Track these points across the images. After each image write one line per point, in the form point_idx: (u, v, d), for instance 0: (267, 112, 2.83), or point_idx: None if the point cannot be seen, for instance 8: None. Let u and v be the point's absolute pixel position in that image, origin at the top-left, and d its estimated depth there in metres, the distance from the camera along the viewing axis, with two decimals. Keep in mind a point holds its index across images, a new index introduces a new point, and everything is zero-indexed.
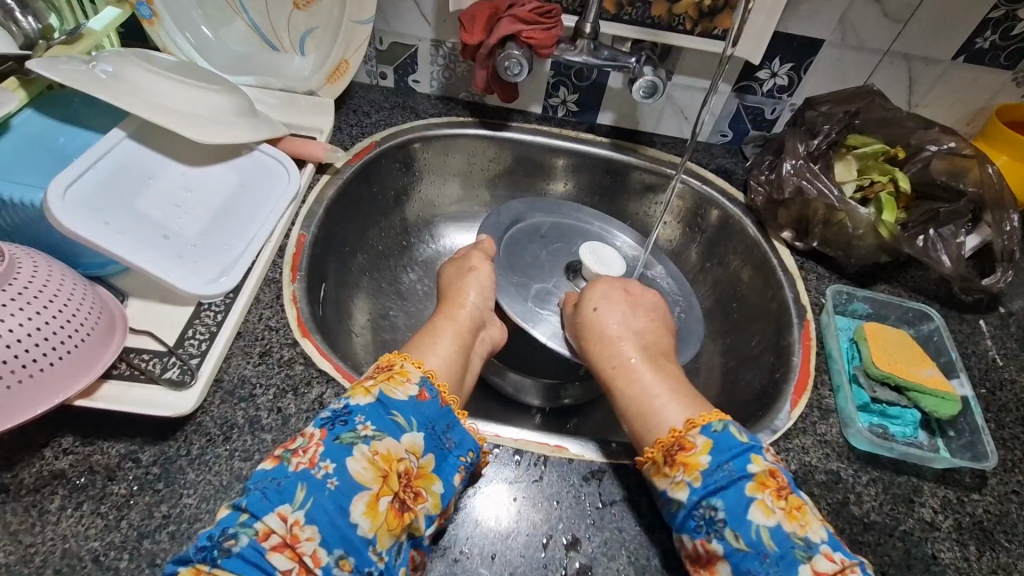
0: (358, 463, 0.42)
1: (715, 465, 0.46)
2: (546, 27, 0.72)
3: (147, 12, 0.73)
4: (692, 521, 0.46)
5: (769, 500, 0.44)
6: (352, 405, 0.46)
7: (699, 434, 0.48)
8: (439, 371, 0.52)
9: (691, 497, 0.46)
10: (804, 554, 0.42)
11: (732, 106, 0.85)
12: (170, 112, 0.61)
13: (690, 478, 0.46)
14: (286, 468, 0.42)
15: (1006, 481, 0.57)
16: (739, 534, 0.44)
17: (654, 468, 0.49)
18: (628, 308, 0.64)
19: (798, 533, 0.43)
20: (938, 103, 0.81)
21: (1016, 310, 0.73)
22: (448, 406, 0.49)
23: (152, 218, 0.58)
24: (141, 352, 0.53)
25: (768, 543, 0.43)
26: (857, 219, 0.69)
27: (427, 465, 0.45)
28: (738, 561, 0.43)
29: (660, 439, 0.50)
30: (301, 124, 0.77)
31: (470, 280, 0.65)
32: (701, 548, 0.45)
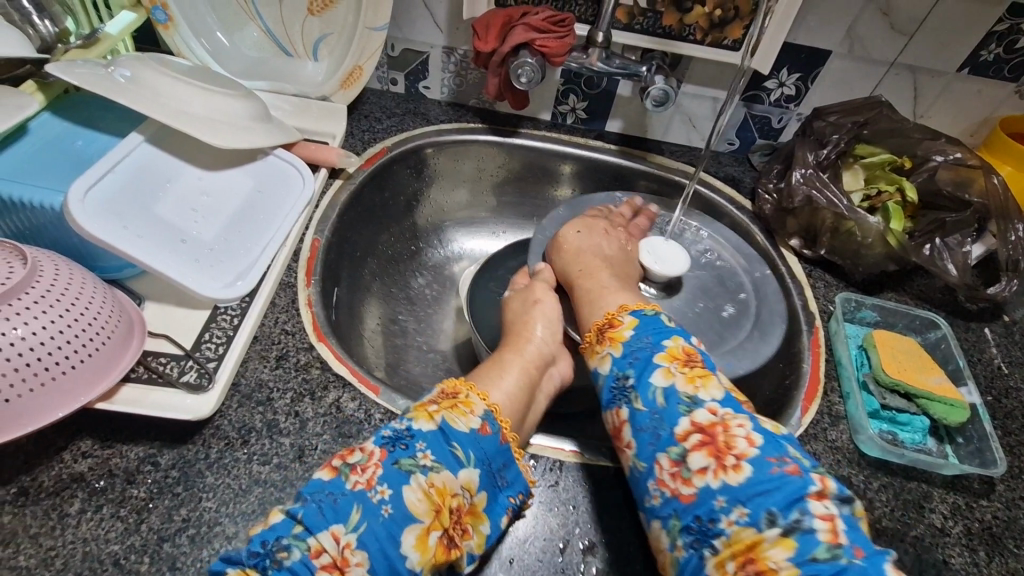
0: (413, 494, 0.43)
1: (633, 339, 0.54)
2: (559, 35, 0.72)
3: (162, 16, 0.74)
4: (609, 390, 0.53)
5: (673, 367, 0.50)
6: (415, 429, 0.46)
7: (627, 315, 0.56)
8: (504, 407, 0.51)
9: (611, 367, 0.54)
10: (688, 408, 0.48)
11: (740, 115, 0.86)
12: (188, 116, 0.62)
13: (612, 350, 0.54)
14: (343, 485, 0.43)
15: (1014, 488, 0.57)
16: (639, 395, 0.50)
17: (590, 348, 0.57)
18: (605, 240, 0.70)
19: (689, 393, 0.49)
20: (942, 114, 0.82)
21: (1020, 319, 0.74)
22: (508, 444, 0.48)
23: (170, 222, 0.58)
24: (158, 355, 0.53)
25: (659, 400, 0.49)
26: (866, 227, 0.70)
27: (479, 503, 0.45)
28: (635, 418, 0.50)
29: (597, 323, 0.58)
30: (313, 129, 0.78)
31: (536, 313, 0.63)
32: (614, 415, 0.52)
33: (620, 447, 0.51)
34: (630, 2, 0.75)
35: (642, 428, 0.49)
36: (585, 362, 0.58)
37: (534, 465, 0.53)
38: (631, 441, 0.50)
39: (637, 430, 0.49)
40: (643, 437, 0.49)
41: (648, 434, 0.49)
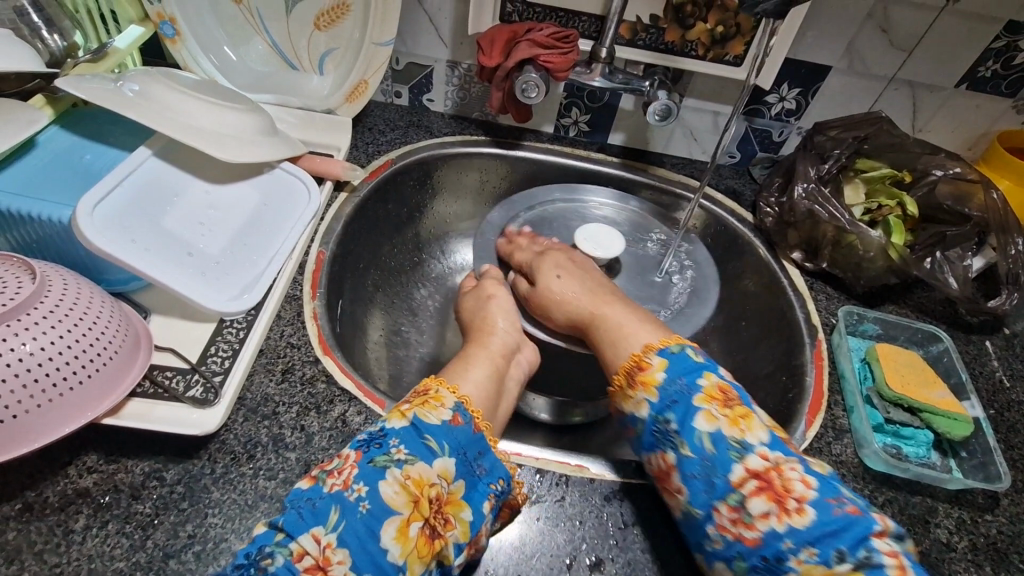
0: (389, 488, 0.42)
1: (668, 381, 0.53)
2: (563, 52, 0.73)
3: (170, 31, 0.75)
4: (651, 436, 0.52)
5: (714, 409, 0.50)
6: (388, 428, 0.46)
7: (655, 355, 0.55)
8: (475, 399, 0.52)
9: (650, 412, 0.53)
10: (738, 454, 0.48)
11: (741, 129, 0.87)
12: (195, 130, 0.62)
13: (647, 394, 0.53)
14: (321, 489, 0.42)
15: (1018, 502, 0.58)
16: (686, 441, 0.49)
17: (621, 391, 0.56)
18: (582, 272, 0.68)
19: (736, 437, 0.48)
20: (941, 129, 0.83)
21: (1020, 332, 0.74)
22: (481, 432, 0.48)
23: (177, 235, 0.58)
24: (164, 369, 0.54)
25: (709, 447, 0.48)
26: (867, 241, 0.70)
27: (457, 491, 0.45)
28: (685, 466, 0.49)
29: (623, 366, 0.57)
30: (318, 142, 0.78)
31: (494, 309, 0.64)
32: (661, 461, 0.51)
33: (670, 492, 0.50)
34: (633, 18, 0.76)
35: (695, 476, 0.48)
36: (615, 404, 0.57)
37: (540, 479, 0.53)
38: (684, 488, 0.49)
39: (689, 477, 0.49)
40: (697, 484, 0.48)
41: (702, 482, 0.48)
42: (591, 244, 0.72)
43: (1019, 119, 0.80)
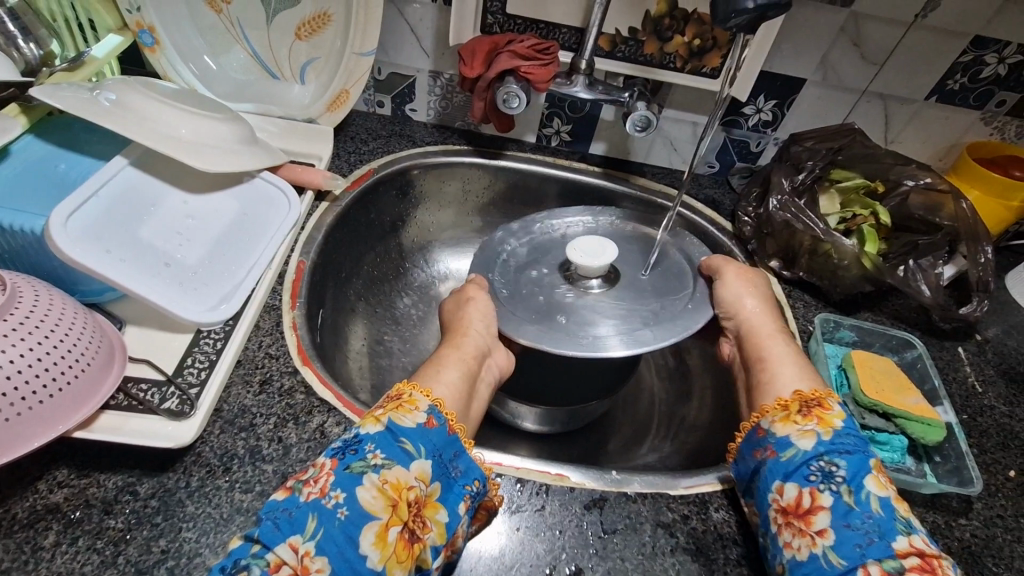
0: (367, 493, 0.42)
1: (846, 431, 0.49)
2: (543, 63, 0.74)
3: (149, 40, 0.74)
4: (805, 470, 0.48)
5: (882, 478, 0.47)
6: (362, 434, 0.46)
7: (836, 402, 0.52)
8: (448, 402, 0.51)
9: (815, 448, 0.49)
10: (904, 528, 0.44)
11: (719, 139, 0.88)
12: (174, 140, 0.62)
13: (820, 431, 0.50)
14: (296, 499, 0.42)
15: (991, 506, 0.59)
16: (852, 491, 0.46)
17: (782, 416, 0.52)
18: (772, 308, 0.65)
19: (902, 514, 0.45)
20: (913, 140, 0.85)
21: (991, 338, 0.76)
22: (456, 435, 0.48)
23: (153, 246, 0.58)
24: (139, 381, 0.53)
25: (874, 507, 0.45)
26: (842, 250, 0.71)
27: (434, 493, 0.45)
28: (841, 513, 0.45)
29: (796, 394, 0.54)
30: (299, 150, 0.79)
31: (471, 310, 0.62)
32: (806, 498, 0.47)
33: (802, 531, 0.45)
34: (612, 30, 0.77)
35: (852, 527, 0.44)
36: (761, 425, 0.53)
37: (520, 489, 0.53)
38: (829, 534, 0.44)
39: (842, 526, 0.44)
40: (849, 536, 0.44)
41: (857, 535, 0.43)
42: (574, 251, 0.64)
43: (987, 131, 0.82)
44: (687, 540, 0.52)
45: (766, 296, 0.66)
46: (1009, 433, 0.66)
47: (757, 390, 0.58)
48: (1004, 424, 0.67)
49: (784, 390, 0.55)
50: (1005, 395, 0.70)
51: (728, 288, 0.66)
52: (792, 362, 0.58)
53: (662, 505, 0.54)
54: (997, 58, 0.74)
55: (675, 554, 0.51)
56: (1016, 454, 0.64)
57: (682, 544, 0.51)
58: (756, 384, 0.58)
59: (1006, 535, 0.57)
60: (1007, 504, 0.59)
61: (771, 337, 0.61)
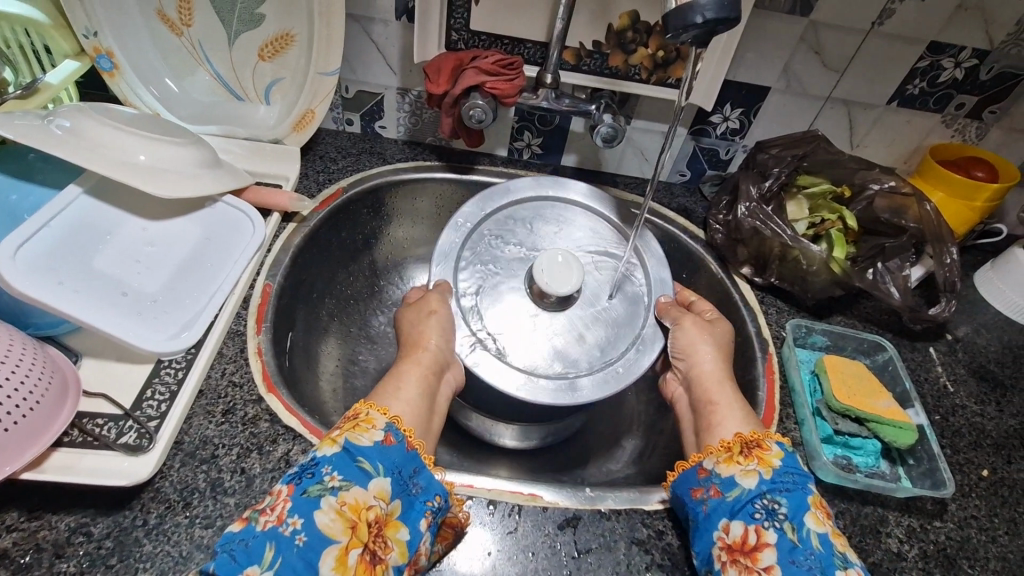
0: (325, 516, 0.41)
1: (786, 469, 0.50)
2: (508, 78, 0.74)
3: (108, 64, 0.73)
4: (750, 508, 0.48)
5: (822, 515, 0.47)
6: (319, 457, 0.45)
7: (774, 441, 0.52)
8: (405, 418, 0.51)
9: (758, 486, 0.49)
10: (842, 563, 0.44)
11: (689, 148, 0.89)
12: (131, 167, 0.61)
13: (761, 469, 0.50)
14: (253, 528, 0.41)
15: (965, 507, 0.59)
16: (795, 528, 0.46)
17: (725, 456, 0.52)
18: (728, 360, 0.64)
19: (840, 548, 0.46)
20: (878, 144, 0.86)
21: (962, 337, 0.77)
22: (415, 450, 0.47)
23: (111, 276, 0.56)
24: (95, 416, 0.51)
25: (815, 543, 0.45)
26: (810, 255, 0.72)
27: (395, 512, 0.44)
28: (786, 550, 0.45)
29: (738, 435, 0.54)
30: (266, 172, 0.78)
31: (431, 324, 0.61)
32: (752, 535, 0.47)
33: (749, 569, 0.45)
34: (576, 44, 0.77)
35: (796, 563, 0.44)
36: (704, 465, 0.53)
37: (491, 511, 0.52)
38: (775, 570, 0.44)
39: (787, 563, 0.44)
40: (795, 571, 0.44)
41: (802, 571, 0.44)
42: (545, 279, 0.64)
43: (949, 133, 0.83)
44: (662, 557, 0.51)
45: (725, 343, 0.64)
46: (981, 432, 0.66)
47: (705, 432, 0.57)
48: (976, 423, 0.67)
49: (727, 434, 0.55)
50: (977, 394, 0.70)
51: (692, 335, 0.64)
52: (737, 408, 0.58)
53: (636, 521, 0.53)
54: (953, 62, 0.76)
55: (650, 571, 0.50)
56: (989, 453, 0.64)
57: (657, 561, 0.51)
58: (703, 426, 0.58)
59: (980, 536, 0.57)
60: (981, 504, 0.59)
61: (721, 385, 0.60)
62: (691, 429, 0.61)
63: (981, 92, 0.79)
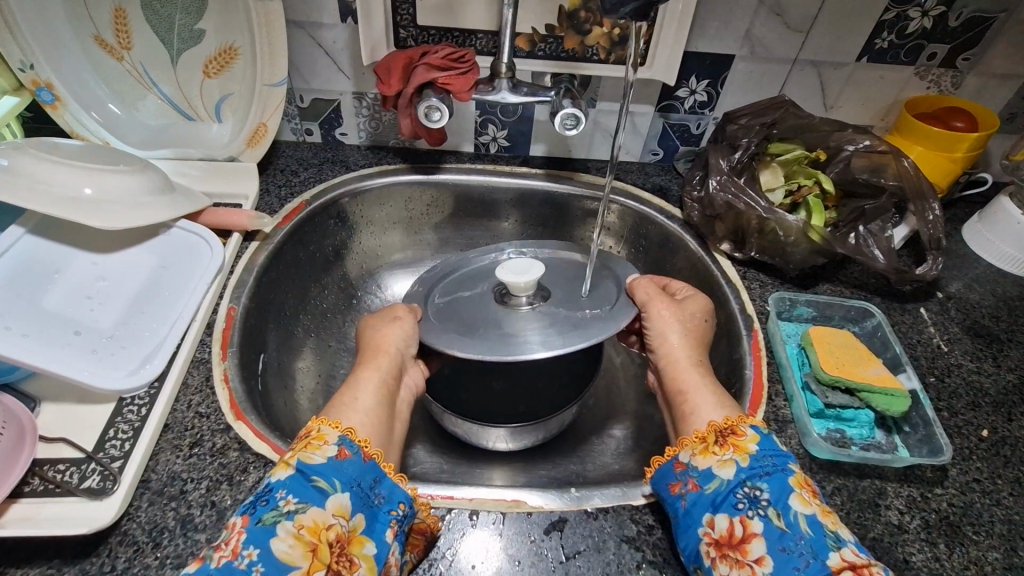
0: (283, 543, 0.39)
1: (763, 453, 0.48)
2: (462, 71, 0.71)
3: (49, 96, 0.71)
4: (732, 499, 0.46)
5: (805, 494, 0.46)
6: (273, 482, 0.43)
7: (748, 425, 0.50)
8: (363, 428, 0.49)
9: (737, 475, 0.47)
10: (835, 543, 0.42)
11: (658, 126, 0.86)
12: (72, 201, 0.59)
13: (737, 457, 0.48)
14: (207, 566, 0.38)
15: (966, 470, 0.57)
16: (779, 513, 0.44)
17: (701, 447, 0.50)
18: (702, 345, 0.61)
19: (830, 528, 0.44)
20: (851, 103, 0.83)
21: (954, 294, 0.75)
22: (372, 460, 0.46)
23: (63, 315, 0.56)
24: (56, 462, 0.50)
25: (804, 527, 0.43)
26: (787, 226, 0.69)
27: (358, 527, 0.43)
28: (776, 537, 0.43)
29: (711, 423, 0.52)
30: (224, 193, 0.75)
31: (395, 330, 0.59)
32: (738, 527, 0.45)
33: (739, 562, 0.43)
34: (529, 30, 0.74)
35: (787, 551, 0.42)
36: (680, 458, 0.50)
37: (475, 522, 0.50)
38: (766, 561, 0.43)
39: (778, 551, 0.43)
40: (787, 559, 0.42)
41: (794, 558, 0.42)
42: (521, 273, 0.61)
43: (923, 85, 0.81)
44: (653, 553, 0.49)
45: (695, 325, 0.62)
46: (978, 391, 0.64)
47: (681, 423, 0.55)
48: (973, 382, 0.65)
49: (700, 423, 0.53)
50: (972, 351, 0.68)
51: (662, 319, 0.62)
52: (712, 389, 0.56)
53: (625, 518, 0.52)
54: (920, 11, 0.73)
55: (641, 569, 0.48)
56: (988, 413, 0.62)
57: (648, 557, 0.49)
58: (679, 417, 0.56)
59: (983, 500, 0.55)
60: (982, 466, 0.57)
61: (694, 370, 0.58)
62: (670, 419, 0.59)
63: (952, 40, 0.76)
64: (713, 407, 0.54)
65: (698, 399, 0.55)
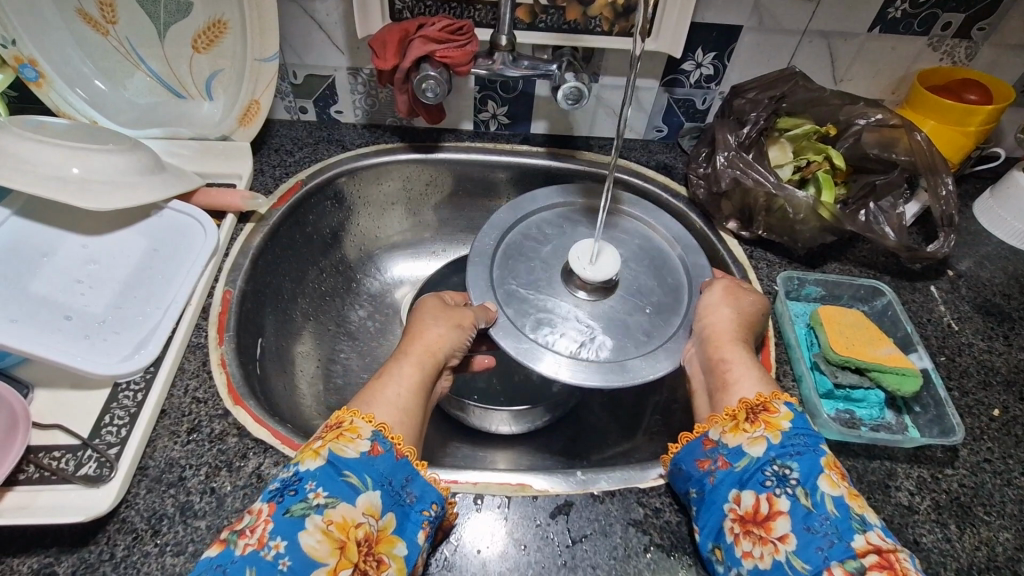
0: (311, 538, 0.38)
1: (795, 432, 0.47)
2: (459, 44, 0.68)
3: (32, 74, 0.69)
4: (760, 476, 0.45)
5: (835, 475, 0.45)
6: (301, 472, 0.42)
7: (781, 403, 0.49)
8: (396, 424, 0.47)
9: (767, 453, 0.46)
10: (861, 526, 0.42)
11: (663, 101, 0.84)
12: (57, 181, 0.57)
13: (770, 435, 0.47)
14: (231, 553, 0.38)
15: (977, 451, 0.56)
16: (808, 493, 0.43)
17: (731, 425, 0.49)
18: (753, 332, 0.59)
19: (856, 511, 0.42)
20: (862, 76, 0.81)
21: (964, 272, 0.73)
22: (405, 458, 0.45)
23: (54, 300, 0.55)
24: (50, 449, 0.49)
25: (830, 507, 0.42)
26: (795, 203, 0.67)
27: (388, 526, 0.42)
28: (801, 517, 0.42)
29: (742, 400, 0.51)
30: (216, 172, 0.74)
31: (445, 320, 0.58)
32: (764, 504, 0.44)
33: (763, 539, 0.43)
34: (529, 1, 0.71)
35: (812, 530, 0.42)
36: (709, 435, 0.49)
37: (479, 506, 0.50)
38: (790, 539, 0.42)
39: (803, 530, 0.42)
40: (811, 539, 0.41)
41: (817, 538, 0.41)
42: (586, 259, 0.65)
43: (937, 57, 0.78)
44: (660, 537, 0.49)
45: (752, 317, 0.60)
46: (989, 370, 0.63)
47: (721, 390, 0.53)
48: (984, 360, 0.64)
49: (738, 395, 0.52)
50: (983, 330, 0.67)
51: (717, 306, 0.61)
52: (752, 363, 0.55)
53: (632, 501, 0.51)
54: None
55: (649, 553, 0.48)
56: (999, 392, 0.61)
57: (656, 541, 0.49)
58: (717, 384, 0.54)
59: (994, 480, 0.54)
60: (993, 446, 0.57)
61: (736, 348, 0.56)
62: (703, 392, 0.57)
63: (967, 9, 0.73)
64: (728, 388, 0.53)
65: (741, 372, 0.54)
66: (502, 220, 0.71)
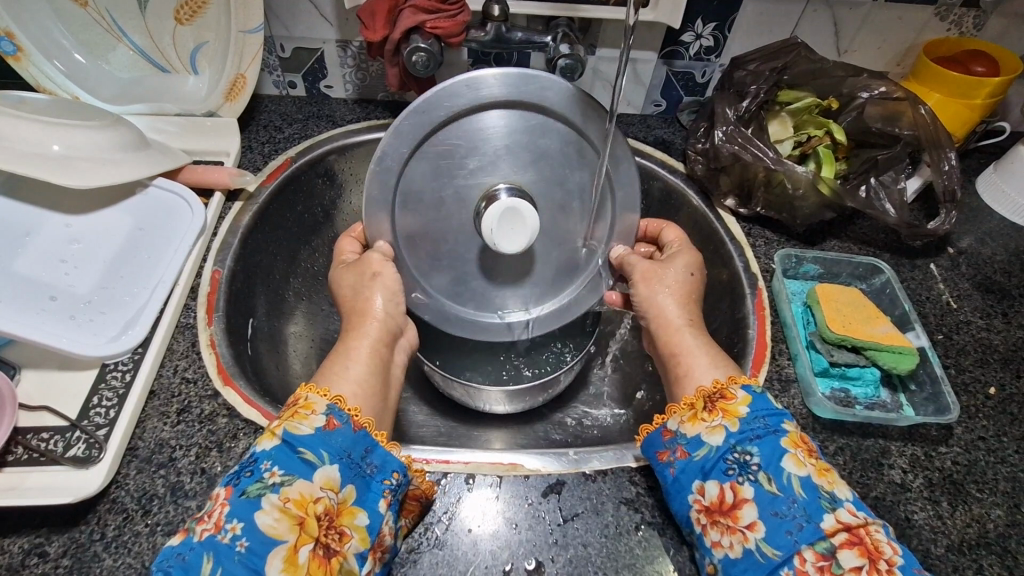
0: (268, 517, 0.38)
1: (754, 415, 0.46)
2: (451, 14, 0.66)
3: (9, 47, 0.66)
4: (722, 465, 0.45)
5: (800, 454, 0.44)
6: (258, 452, 0.42)
7: (739, 387, 0.48)
8: (352, 397, 0.46)
9: (726, 441, 0.45)
10: (829, 505, 0.41)
11: (661, 74, 0.81)
12: (40, 159, 0.56)
13: (727, 423, 0.46)
14: (191, 540, 0.38)
15: (972, 428, 0.56)
16: (771, 478, 0.43)
17: (689, 415, 0.48)
18: (693, 299, 0.58)
19: (826, 488, 0.42)
20: (865, 47, 0.79)
21: (965, 249, 0.72)
22: (362, 429, 0.44)
23: (38, 280, 0.55)
24: (39, 431, 0.48)
25: (797, 490, 0.42)
26: (795, 178, 0.66)
27: (349, 498, 0.41)
28: (767, 502, 0.42)
29: (700, 389, 0.49)
30: (203, 150, 0.72)
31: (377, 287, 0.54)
32: (729, 493, 0.43)
33: (731, 528, 0.42)
34: None
35: (779, 515, 0.41)
36: (668, 426, 0.48)
37: (471, 485, 0.50)
38: (758, 526, 0.42)
39: (770, 515, 0.42)
40: (778, 523, 0.41)
41: (786, 522, 0.41)
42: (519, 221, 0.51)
43: (944, 27, 0.76)
44: (651, 515, 0.49)
45: (681, 282, 0.58)
46: (986, 347, 0.62)
47: (675, 384, 0.53)
48: (982, 339, 0.63)
49: (692, 388, 0.51)
50: (982, 308, 0.66)
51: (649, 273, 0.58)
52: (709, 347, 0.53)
53: (623, 480, 0.51)
54: None
55: (640, 530, 0.48)
56: (996, 369, 0.61)
57: (647, 519, 0.49)
58: (672, 379, 0.53)
59: (988, 457, 0.54)
60: (988, 424, 0.56)
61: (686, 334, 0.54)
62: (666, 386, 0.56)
63: None
64: (709, 367, 0.51)
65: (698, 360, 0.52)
66: (455, 95, 0.51)
